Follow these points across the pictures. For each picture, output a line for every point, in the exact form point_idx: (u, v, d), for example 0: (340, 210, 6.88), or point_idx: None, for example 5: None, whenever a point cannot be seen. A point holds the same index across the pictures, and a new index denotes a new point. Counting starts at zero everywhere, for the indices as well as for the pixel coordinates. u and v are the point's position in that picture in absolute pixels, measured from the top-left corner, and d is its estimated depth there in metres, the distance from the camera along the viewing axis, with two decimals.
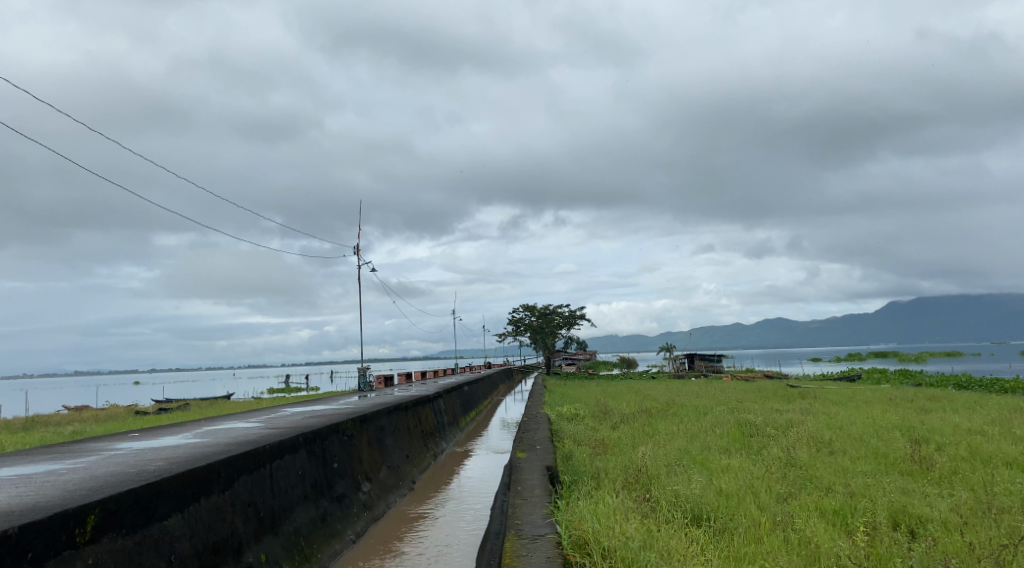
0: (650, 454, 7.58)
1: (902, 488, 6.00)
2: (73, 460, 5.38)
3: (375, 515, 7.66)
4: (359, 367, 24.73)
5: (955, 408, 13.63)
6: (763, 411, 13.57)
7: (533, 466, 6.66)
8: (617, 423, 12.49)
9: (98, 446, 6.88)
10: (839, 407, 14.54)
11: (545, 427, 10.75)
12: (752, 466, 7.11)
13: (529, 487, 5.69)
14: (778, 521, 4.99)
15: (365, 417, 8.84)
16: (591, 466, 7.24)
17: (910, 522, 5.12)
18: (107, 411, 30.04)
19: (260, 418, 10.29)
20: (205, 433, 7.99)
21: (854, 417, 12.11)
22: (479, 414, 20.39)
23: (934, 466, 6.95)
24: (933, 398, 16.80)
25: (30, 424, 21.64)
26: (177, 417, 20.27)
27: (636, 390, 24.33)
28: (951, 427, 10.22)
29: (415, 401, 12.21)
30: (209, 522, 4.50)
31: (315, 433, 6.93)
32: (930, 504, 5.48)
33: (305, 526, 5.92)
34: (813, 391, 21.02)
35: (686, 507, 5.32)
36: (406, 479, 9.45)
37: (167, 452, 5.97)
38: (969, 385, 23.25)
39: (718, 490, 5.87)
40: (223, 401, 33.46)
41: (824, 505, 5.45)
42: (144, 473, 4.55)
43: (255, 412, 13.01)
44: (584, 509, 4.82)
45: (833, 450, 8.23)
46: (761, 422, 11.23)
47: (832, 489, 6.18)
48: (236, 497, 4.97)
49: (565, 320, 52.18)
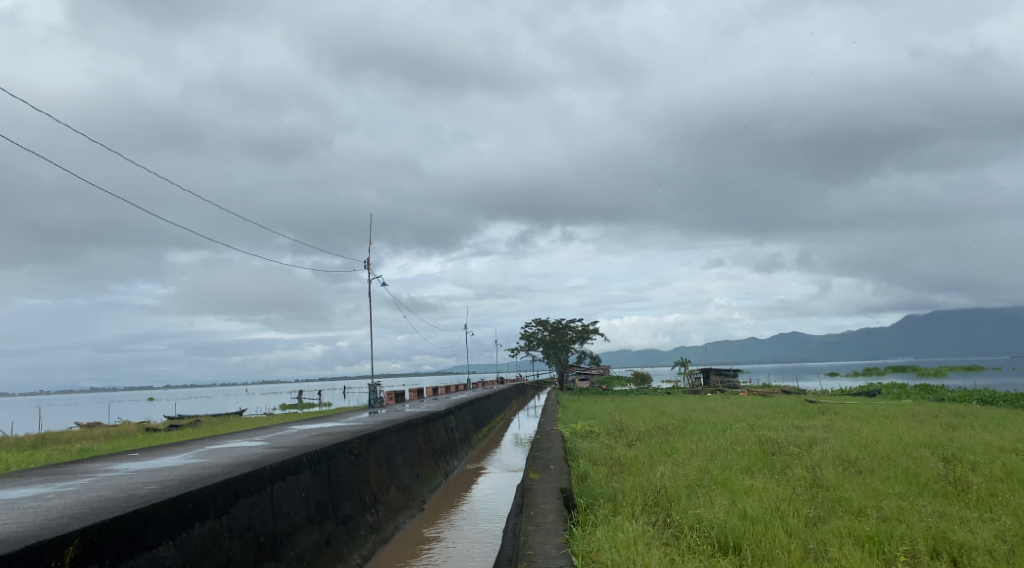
0: (669, 474, 7.28)
1: (938, 512, 5.62)
2: (64, 484, 5.13)
3: (383, 537, 7.36)
4: (370, 382, 24.49)
5: (984, 424, 13.12)
6: (784, 428, 13.13)
7: (546, 488, 6.35)
8: (632, 441, 12.12)
9: (94, 467, 6.61)
10: (862, 423, 13.98)
11: (559, 445, 10.44)
12: (777, 487, 6.74)
13: (542, 512, 5.38)
14: (810, 549, 4.66)
15: (373, 435, 8.57)
16: (606, 488, 6.92)
17: (951, 549, 4.73)
18: (120, 428, 29.90)
19: (265, 435, 10.02)
20: (207, 453, 7.75)
21: (879, 434, 11.61)
22: (491, 430, 20.08)
23: (970, 488, 6.54)
24: (959, 413, 16.24)
25: (40, 440, 21.53)
26: (185, 434, 20.07)
27: (652, 406, 23.77)
28: (982, 445, 9.73)
29: (426, 418, 11.95)
30: (203, 549, 4.24)
31: (319, 452, 6.66)
32: (972, 530, 5.10)
33: (308, 551, 5.64)
34: (833, 407, 20.42)
35: (710, 534, 5.00)
36: (415, 499, 9.16)
37: (164, 474, 5.71)
38: (995, 400, 22.56)
39: (742, 514, 5.53)
40: (232, 417, 33.33)
41: (858, 531, 5.07)
42: (134, 498, 4.30)
43: (261, 429, 12.70)
44: (602, 538, 4.50)
45: (860, 470, 7.85)
46: (782, 439, 10.82)
47: (863, 513, 5.82)
48: (233, 521, 4.71)
49: (578, 335, 51.72)
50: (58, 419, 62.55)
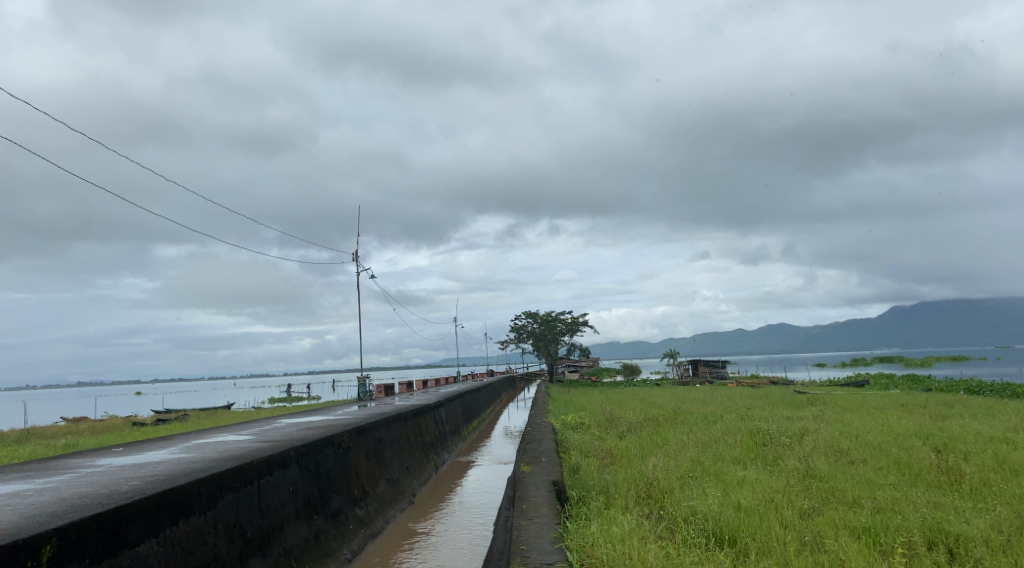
0: (661, 465, 7.22)
1: (933, 503, 5.59)
2: (42, 480, 4.98)
3: (373, 531, 7.26)
4: (359, 376, 24.32)
5: (973, 413, 13.22)
6: (775, 419, 13.12)
7: (538, 481, 6.27)
8: (623, 433, 12.10)
9: (76, 463, 6.45)
10: (853, 414, 14.06)
11: (549, 437, 10.36)
12: (770, 478, 6.70)
13: (534, 505, 5.31)
14: (806, 541, 4.61)
15: (362, 428, 8.45)
16: (598, 480, 6.85)
17: (947, 541, 4.70)
18: (105, 422, 29.56)
19: (252, 429, 9.85)
20: (191, 447, 7.60)
21: (869, 425, 11.65)
22: (481, 422, 19.99)
23: (963, 478, 6.53)
24: (947, 403, 16.36)
25: (24, 436, 21.21)
26: (171, 428, 19.82)
27: (641, 397, 23.85)
28: (972, 434, 9.76)
29: (415, 411, 11.84)
30: (187, 546, 4.12)
31: (307, 446, 6.53)
32: (968, 520, 5.08)
33: (296, 546, 5.54)
34: (822, 397, 20.52)
35: (704, 526, 4.95)
36: (405, 493, 9.05)
37: (147, 469, 5.57)
38: (981, 390, 22.78)
39: (736, 506, 5.49)
40: (219, 411, 33.02)
41: (853, 522, 5.04)
42: (115, 494, 4.18)
43: (249, 423, 12.54)
44: (596, 532, 4.42)
45: (852, 460, 7.84)
46: (773, 430, 10.82)
47: (857, 504, 5.79)
48: (218, 517, 4.59)
49: (568, 327, 51.84)
50: (44, 414, 61.92)
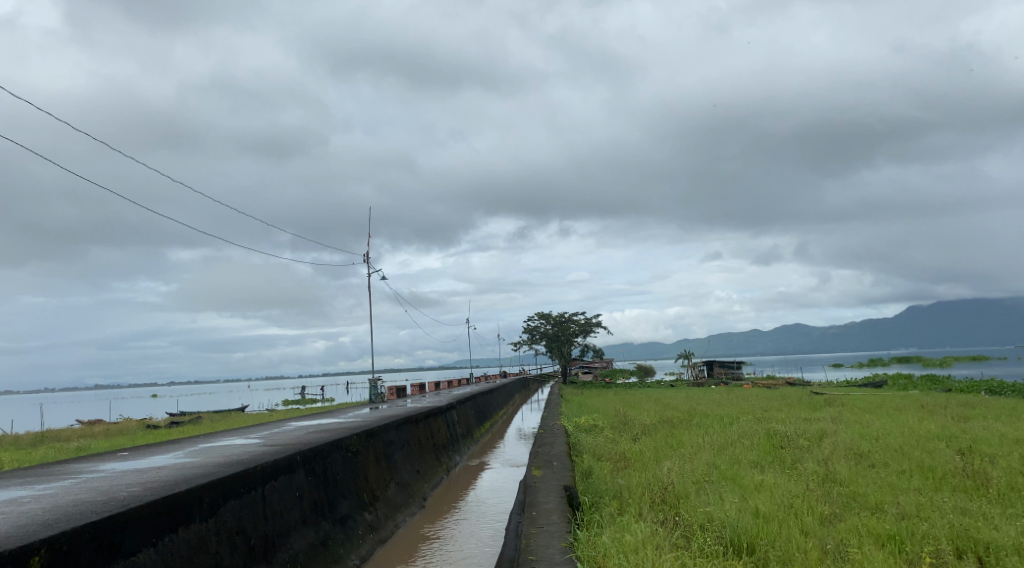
0: (676, 469, 7.05)
1: (960, 508, 5.37)
2: (43, 487, 4.90)
3: (382, 536, 7.13)
4: (371, 378, 24.26)
5: (996, 415, 12.90)
6: (792, 421, 12.89)
7: (549, 486, 6.13)
8: (637, 435, 11.95)
9: (80, 468, 6.38)
10: (871, 415, 13.82)
11: (562, 440, 10.18)
12: (788, 482, 6.51)
13: (545, 511, 5.16)
14: (828, 549, 4.42)
15: (371, 432, 8.33)
16: (612, 485, 6.69)
17: (977, 549, 4.48)
18: (118, 425, 29.66)
19: (261, 433, 9.73)
20: (198, 451, 7.50)
21: (890, 426, 11.36)
22: (494, 424, 19.84)
23: (990, 482, 6.29)
24: (968, 404, 16.01)
25: (38, 439, 21.24)
26: (183, 432, 19.79)
27: (655, 399, 23.62)
28: (996, 436, 9.48)
29: (426, 413, 11.71)
30: (187, 555, 4.01)
31: (314, 450, 6.43)
32: (997, 527, 4.85)
33: (303, 553, 5.42)
34: (839, 398, 20.22)
35: (721, 534, 4.77)
36: (416, 497, 8.92)
37: (151, 475, 5.49)
38: (1002, 390, 22.36)
39: (754, 512, 5.30)
40: (232, 414, 33.10)
41: (876, 529, 4.83)
42: (114, 502, 4.08)
43: (259, 426, 12.47)
44: (608, 542, 4.25)
45: (873, 463, 7.61)
46: (791, 432, 10.58)
47: (880, 509, 5.58)
48: (221, 524, 4.48)
49: (581, 328, 51.62)
50: (62, 416, 62.61)
